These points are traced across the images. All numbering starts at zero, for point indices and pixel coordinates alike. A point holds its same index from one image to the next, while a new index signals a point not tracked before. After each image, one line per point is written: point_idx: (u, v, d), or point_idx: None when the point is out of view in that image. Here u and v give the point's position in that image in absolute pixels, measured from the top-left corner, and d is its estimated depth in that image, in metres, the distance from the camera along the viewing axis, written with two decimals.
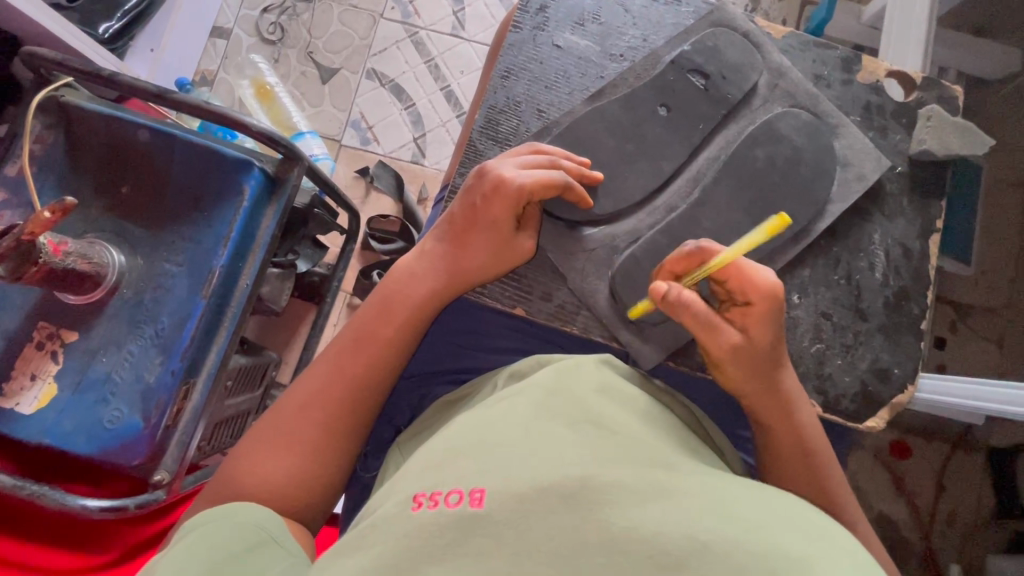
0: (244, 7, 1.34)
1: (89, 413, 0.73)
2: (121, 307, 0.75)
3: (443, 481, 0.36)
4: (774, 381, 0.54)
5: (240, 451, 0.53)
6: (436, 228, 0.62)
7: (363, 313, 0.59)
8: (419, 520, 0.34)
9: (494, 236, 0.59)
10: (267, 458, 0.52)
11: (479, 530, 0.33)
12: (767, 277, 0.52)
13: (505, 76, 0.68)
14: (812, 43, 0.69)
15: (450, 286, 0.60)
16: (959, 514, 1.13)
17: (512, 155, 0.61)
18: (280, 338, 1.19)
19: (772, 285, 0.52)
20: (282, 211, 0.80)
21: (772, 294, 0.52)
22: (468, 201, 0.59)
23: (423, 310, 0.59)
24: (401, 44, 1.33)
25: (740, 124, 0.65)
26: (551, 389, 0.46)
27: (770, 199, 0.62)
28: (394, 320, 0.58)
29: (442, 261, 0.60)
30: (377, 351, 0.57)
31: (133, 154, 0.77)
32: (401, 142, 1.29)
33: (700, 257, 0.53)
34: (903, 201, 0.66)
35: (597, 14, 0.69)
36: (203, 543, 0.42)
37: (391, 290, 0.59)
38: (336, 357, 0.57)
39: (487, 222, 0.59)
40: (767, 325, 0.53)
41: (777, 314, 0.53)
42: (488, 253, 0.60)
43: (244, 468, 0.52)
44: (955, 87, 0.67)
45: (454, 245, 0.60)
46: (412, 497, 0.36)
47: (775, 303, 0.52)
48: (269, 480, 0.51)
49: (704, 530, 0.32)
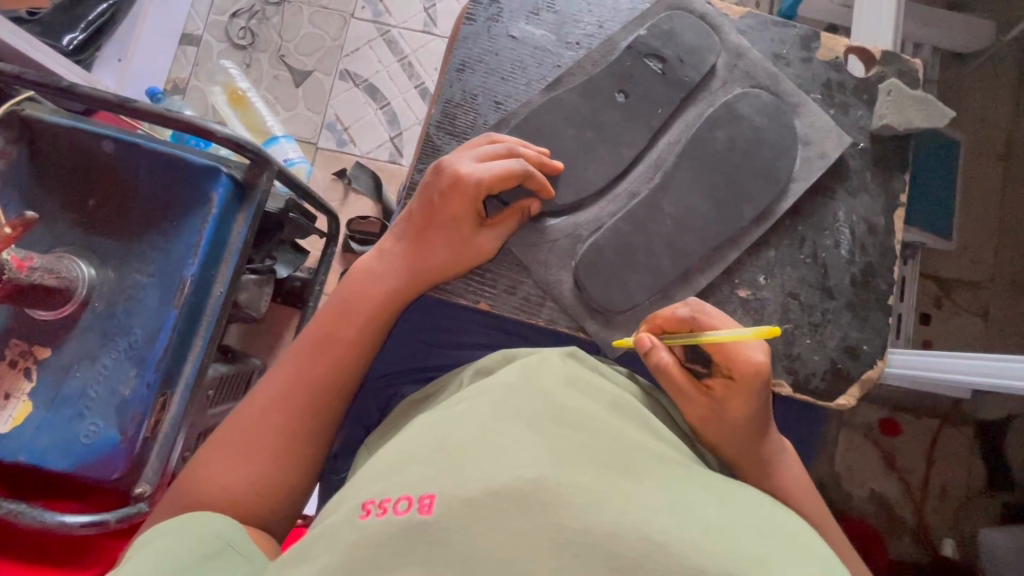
0: (212, 12, 1.32)
1: (65, 429, 0.73)
2: (93, 321, 0.74)
3: (394, 487, 0.36)
4: (753, 443, 0.53)
5: (201, 460, 0.53)
6: (395, 227, 0.62)
7: (323, 314, 0.59)
8: (367, 529, 0.34)
9: (453, 232, 0.60)
10: (227, 467, 0.52)
11: (427, 539, 0.32)
12: (753, 362, 0.51)
13: (461, 69, 0.67)
14: (771, 22, 0.68)
15: (410, 283, 0.60)
16: (950, 489, 1.13)
17: (468, 148, 0.61)
18: (263, 344, 1.18)
19: (757, 366, 0.51)
20: (253, 216, 0.79)
21: (754, 376, 0.51)
22: (426, 197, 0.60)
23: (385, 308, 0.59)
24: (373, 44, 1.32)
25: (699, 108, 0.65)
26: (513, 385, 0.46)
27: (732, 182, 0.62)
28: (355, 319, 0.58)
29: (402, 259, 0.60)
30: (340, 352, 0.57)
31: (97, 165, 0.76)
32: (376, 142, 1.29)
33: (688, 326, 0.54)
34: (867, 177, 0.66)
35: (552, 2, 0.69)
36: (164, 553, 0.42)
37: (351, 289, 0.59)
38: (296, 362, 0.56)
39: (446, 219, 0.60)
40: (745, 403, 0.51)
41: (758, 394, 0.51)
42: (450, 248, 0.60)
43: (204, 477, 0.51)
44: (915, 60, 0.67)
45: (413, 243, 0.60)
46: (361, 504, 0.36)
47: (757, 384, 0.51)
48: (229, 489, 0.51)
49: (659, 531, 0.33)
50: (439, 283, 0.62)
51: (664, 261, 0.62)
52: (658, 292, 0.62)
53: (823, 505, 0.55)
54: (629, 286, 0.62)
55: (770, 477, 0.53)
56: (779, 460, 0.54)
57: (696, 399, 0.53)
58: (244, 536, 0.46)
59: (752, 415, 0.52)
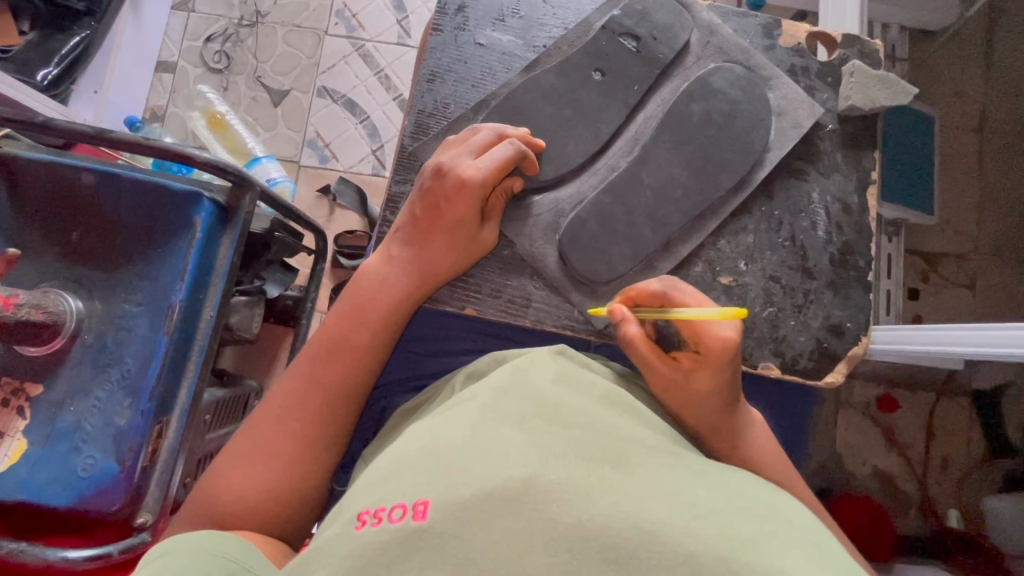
0: (186, 38, 1.33)
1: (62, 464, 0.72)
2: (84, 353, 0.74)
3: (388, 496, 0.36)
4: (732, 423, 0.55)
5: (217, 470, 0.54)
6: (398, 231, 0.62)
7: (331, 324, 0.59)
8: (363, 539, 0.34)
9: (460, 234, 0.60)
10: (244, 475, 0.53)
11: (424, 545, 0.32)
12: (722, 339, 0.52)
13: (431, 79, 0.68)
14: (733, 13, 0.69)
15: (422, 286, 0.61)
16: (951, 460, 1.15)
17: (457, 144, 0.62)
18: (259, 365, 1.18)
19: (725, 342, 0.52)
20: (238, 238, 0.78)
21: (721, 353, 0.52)
22: (428, 200, 0.60)
23: (397, 310, 0.60)
24: (349, 59, 1.32)
25: (674, 83, 0.66)
26: (502, 388, 0.46)
27: (711, 153, 0.63)
28: (368, 325, 0.59)
29: (410, 263, 0.60)
30: (352, 357, 0.58)
31: (80, 198, 0.75)
32: (359, 156, 1.29)
33: (658, 301, 0.55)
34: (837, 157, 0.67)
35: (516, 8, 0.69)
36: (181, 558, 0.43)
37: (362, 296, 0.59)
38: (309, 369, 0.57)
39: (452, 220, 0.60)
40: (709, 376, 0.52)
41: (724, 370, 0.52)
42: (456, 250, 0.61)
43: (222, 487, 0.53)
44: (875, 42, 0.69)
45: (419, 245, 0.60)
46: (357, 516, 0.36)
47: (722, 362, 0.52)
48: (244, 500, 0.52)
49: (652, 520, 0.33)
50: (431, 294, 0.63)
51: (646, 231, 0.63)
52: (641, 262, 0.63)
53: (805, 483, 0.57)
54: (612, 258, 0.62)
55: (737, 447, 0.55)
56: (746, 430, 0.56)
57: (658, 369, 0.55)
58: (253, 557, 0.46)
59: (716, 388, 0.53)
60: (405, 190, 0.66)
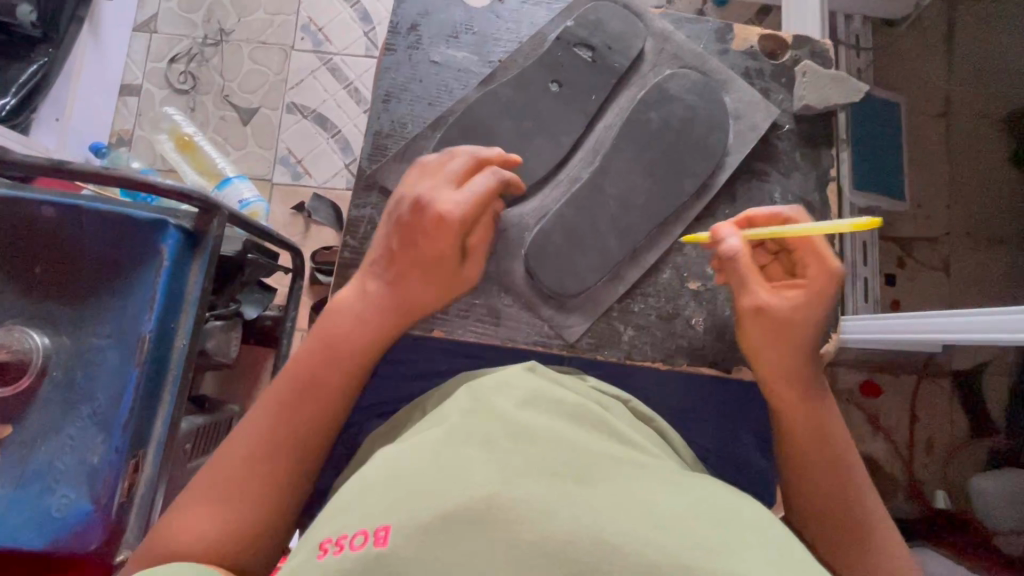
0: (150, 60, 1.31)
1: (36, 506, 0.71)
2: (52, 391, 0.72)
3: (350, 523, 0.36)
4: (806, 370, 0.57)
5: (178, 506, 0.53)
6: (375, 265, 0.59)
7: (302, 360, 0.58)
8: (324, 568, 0.33)
9: (440, 271, 0.58)
10: (214, 510, 0.52)
11: (384, 568, 0.32)
12: (828, 268, 0.56)
13: (386, 100, 0.67)
14: (685, 19, 0.70)
15: (398, 323, 0.59)
16: (937, 441, 1.17)
17: (434, 171, 0.59)
18: (240, 389, 1.17)
19: (832, 271, 0.56)
20: (208, 262, 0.78)
21: (825, 281, 0.56)
22: (405, 234, 0.57)
23: (372, 347, 0.58)
24: (317, 73, 1.31)
25: (631, 92, 0.66)
26: (470, 409, 0.46)
27: (671, 159, 0.63)
28: (340, 361, 0.57)
29: (386, 301, 0.58)
30: (324, 394, 0.57)
31: (41, 233, 0.74)
32: (332, 171, 1.28)
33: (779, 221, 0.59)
34: (796, 156, 0.67)
35: (470, 24, 0.69)
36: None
37: (334, 331, 0.58)
38: (278, 404, 0.56)
39: (430, 254, 0.57)
40: (809, 302, 0.56)
41: (822, 301, 0.56)
42: (434, 287, 0.59)
43: (180, 525, 0.51)
44: (826, 41, 0.70)
45: (396, 282, 0.58)
46: (319, 544, 0.36)
47: (825, 289, 0.56)
48: (207, 537, 0.50)
49: (615, 533, 0.33)
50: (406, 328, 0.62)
51: (611, 241, 0.63)
52: (607, 272, 0.63)
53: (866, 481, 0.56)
54: (580, 269, 0.62)
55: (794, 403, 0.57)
56: (815, 389, 0.57)
57: (757, 289, 0.57)
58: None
59: (811, 319, 0.56)
60: (365, 214, 0.65)
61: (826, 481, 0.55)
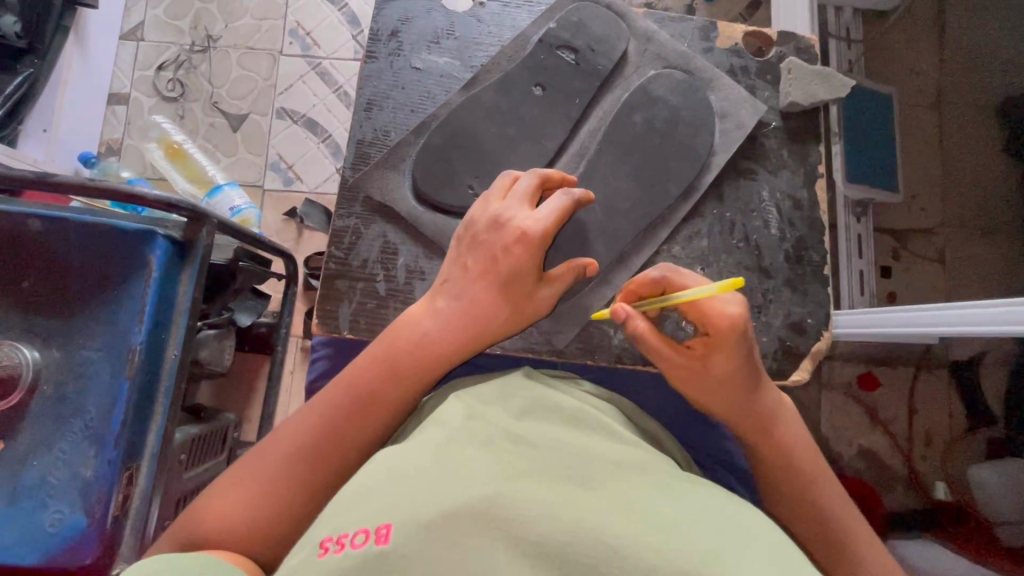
0: (138, 69, 1.30)
1: (30, 521, 0.70)
2: (43, 405, 0.72)
3: (352, 521, 0.35)
4: (752, 406, 0.53)
5: (214, 486, 0.50)
6: (448, 284, 0.55)
7: (362, 370, 0.52)
8: (326, 567, 0.32)
9: (519, 291, 0.54)
10: (256, 505, 0.48)
11: (388, 568, 0.31)
12: (729, 317, 0.49)
13: (369, 108, 0.67)
14: (668, 19, 0.69)
15: (466, 347, 0.53)
16: (935, 433, 1.16)
17: (501, 194, 0.57)
18: (236, 397, 1.16)
19: (731, 319, 0.49)
20: (197, 274, 0.76)
21: (728, 332, 0.49)
22: (484, 251, 0.55)
23: (436, 370, 0.53)
24: (306, 78, 1.31)
25: (616, 94, 0.66)
26: (471, 413, 0.45)
27: (656, 160, 0.63)
28: (399, 379, 0.52)
29: (456, 319, 0.53)
30: (380, 413, 0.51)
31: (27, 246, 0.73)
32: (323, 176, 1.28)
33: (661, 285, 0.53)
34: (783, 153, 0.67)
35: (451, 29, 0.69)
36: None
37: (398, 344, 0.53)
38: (331, 409, 0.51)
39: (510, 271, 0.53)
40: (726, 358, 0.51)
41: (738, 349, 0.50)
42: (510, 308, 0.54)
43: (214, 507, 0.48)
44: (810, 37, 0.69)
45: (469, 298, 0.54)
46: (320, 543, 0.34)
47: (734, 339, 0.50)
48: (242, 523, 0.47)
49: (618, 537, 0.33)
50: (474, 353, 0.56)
51: (599, 246, 0.62)
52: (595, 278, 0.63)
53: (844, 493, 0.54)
54: None
55: (765, 431, 0.54)
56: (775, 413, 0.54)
57: (673, 358, 0.53)
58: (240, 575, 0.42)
59: (737, 368, 0.51)
60: (350, 222, 0.65)
61: (810, 491, 0.53)
